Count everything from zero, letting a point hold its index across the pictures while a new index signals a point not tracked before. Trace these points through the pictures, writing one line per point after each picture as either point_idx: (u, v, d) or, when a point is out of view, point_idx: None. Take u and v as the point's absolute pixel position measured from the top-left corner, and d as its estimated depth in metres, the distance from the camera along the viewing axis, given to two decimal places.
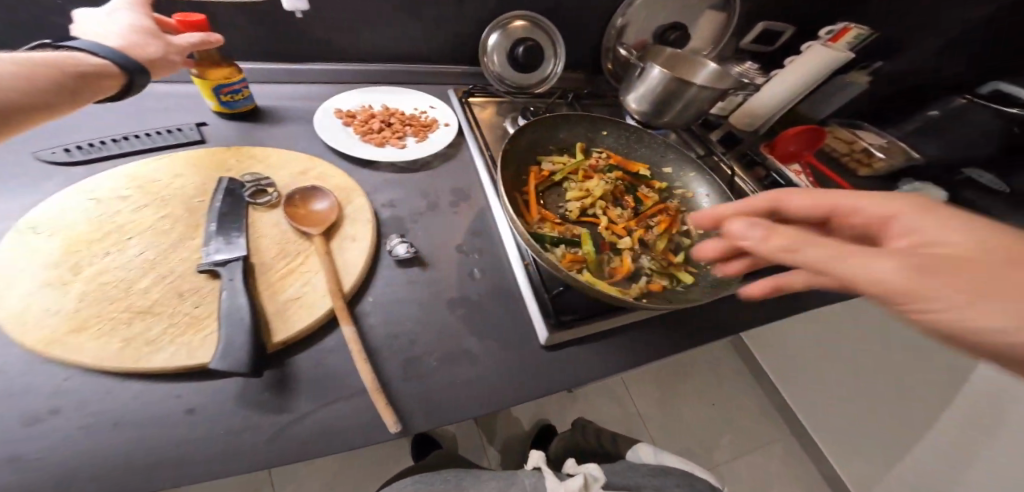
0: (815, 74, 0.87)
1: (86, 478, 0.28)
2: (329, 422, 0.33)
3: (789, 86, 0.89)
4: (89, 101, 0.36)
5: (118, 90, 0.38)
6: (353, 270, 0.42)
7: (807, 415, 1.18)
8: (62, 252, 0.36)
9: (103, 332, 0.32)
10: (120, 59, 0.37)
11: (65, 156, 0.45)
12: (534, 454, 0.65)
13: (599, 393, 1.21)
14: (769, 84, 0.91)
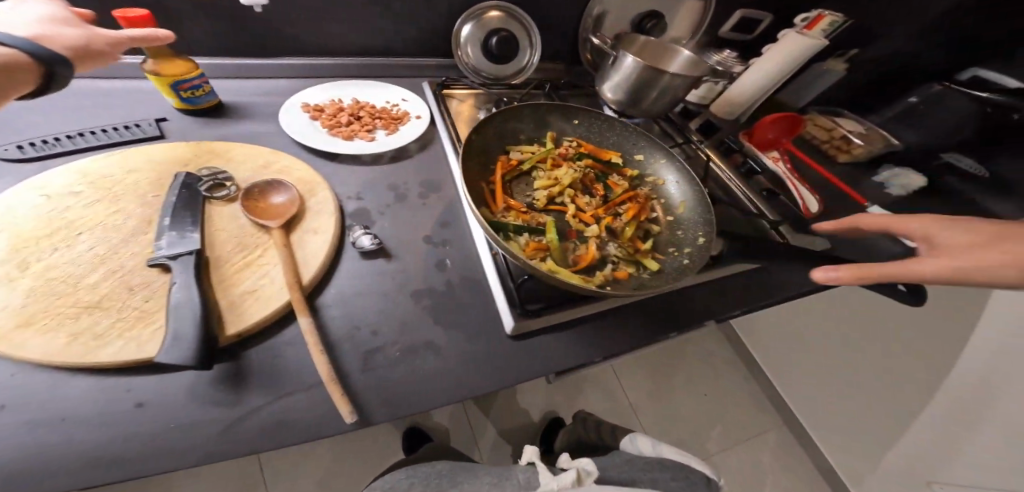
0: (792, 62, 0.87)
1: (28, 473, 0.27)
2: (285, 414, 0.33)
3: (766, 74, 0.89)
4: (13, 95, 0.36)
5: (38, 84, 0.37)
6: (313, 262, 0.42)
7: (798, 404, 1.17)
8: (10, 248, 0.35)
9: (48, 328, 0.32)
10: (37, 50, 0.36)
11: (17, 153, 0.45)
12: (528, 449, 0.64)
13: (590, 385, 1.21)
14: (748, 72, 0.91)
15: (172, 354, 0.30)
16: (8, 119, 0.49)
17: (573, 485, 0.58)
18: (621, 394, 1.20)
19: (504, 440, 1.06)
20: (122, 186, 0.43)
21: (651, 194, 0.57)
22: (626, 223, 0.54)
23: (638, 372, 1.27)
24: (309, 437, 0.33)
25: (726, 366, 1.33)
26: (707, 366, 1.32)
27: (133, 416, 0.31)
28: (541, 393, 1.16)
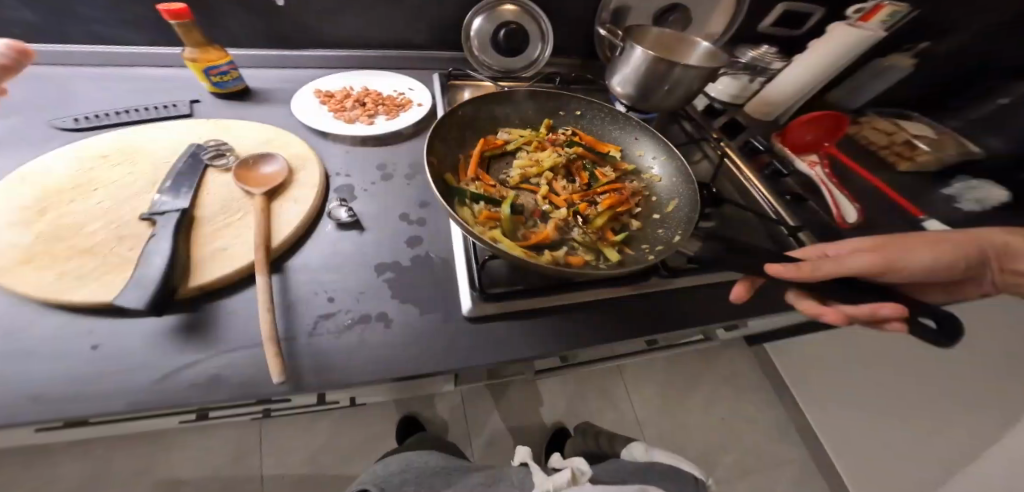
0: (841, 57, 0.79)
1: (2, 384, 0.32)
2: (218, 371, 0.35)
3: (810, 70, 0.81)
4: None
5: None
6: (287, 228, 0.45)
7: (827, 437, 1.06)
8: (36, 198, 0.42)
9: (43, 265, 0.37)
10: None
11: (72, 124, 0.53)
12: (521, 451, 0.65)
13: (599, 397, 1.16)
14: (788, 70, 0.83)
15: (129, 297, 0.34)
16: (72, 95, 0.57)
17: (568, 484, 0.58)
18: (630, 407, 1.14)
19: (500, 437, 1.06)
20: (145, 157, 0.48)
21: (639, 189, 0.56)
22: (601, 211, 0.52)
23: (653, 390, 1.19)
24: (247, 386, 0.35)
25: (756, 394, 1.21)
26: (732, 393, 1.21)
27: (97, 351, 0.35)
28: (547, 398, 1.13)
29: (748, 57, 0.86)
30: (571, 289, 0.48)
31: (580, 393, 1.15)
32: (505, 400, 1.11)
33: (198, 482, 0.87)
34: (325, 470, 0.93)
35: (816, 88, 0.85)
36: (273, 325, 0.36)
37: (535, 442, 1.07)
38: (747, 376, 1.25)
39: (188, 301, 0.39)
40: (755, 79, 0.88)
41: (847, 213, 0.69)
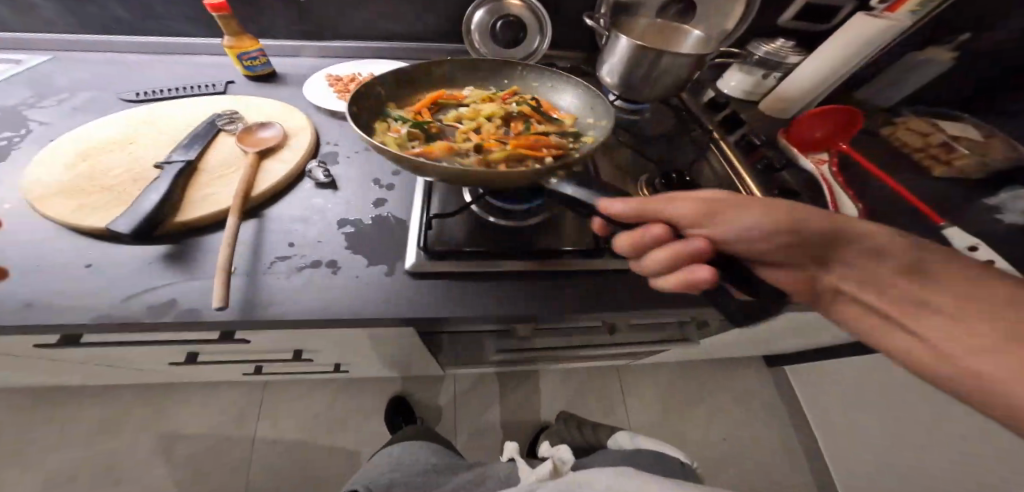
0: (863, 49, 0.73)
1: (35, 282, 0.43)
2: (179, 294, 0.44)
3: (829, 64, 0.77)
4: None
5: None
6: (268, 182, 0.52)
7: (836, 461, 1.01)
8: (94, 151, 0.55)
9: (79, 201, 0.48)
10: None
11: (136, 97, 0.65)
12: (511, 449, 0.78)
13: (595, 403, 1.13)
14: (803, 64, 0.79)
15: (120, 223, 0.45)
16: (143, 76, 0.70)
17: (552, 476, 0.68)
18: (624, 415, 1.11)
19: (487, 422, 1.10)
20: (181, 128, 0.60)
21: (564, 144, 0.56)
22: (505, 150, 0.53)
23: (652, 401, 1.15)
24: (205, 310, 0.43)
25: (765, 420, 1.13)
26: (739, 412, 1.14)
27: (93, 268, 0.44)
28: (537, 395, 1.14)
29: (762, 51, 0.81)
30: (516, 257, 0.51)
31: (573, 389, 1.16)
32: (499, 392, 1.14)
33: (217, 432, 1.00)
34: (324, 437, 1.03)
35: (837, 82, 0.79)
36: (228, 260, 0.43)
37: (523, 436, 1.08)
38: (757, 396, 1.17)
39: (181, 235, 0.48)
40: (770, 74, 0.84)
41: (848, 212, 0.64)
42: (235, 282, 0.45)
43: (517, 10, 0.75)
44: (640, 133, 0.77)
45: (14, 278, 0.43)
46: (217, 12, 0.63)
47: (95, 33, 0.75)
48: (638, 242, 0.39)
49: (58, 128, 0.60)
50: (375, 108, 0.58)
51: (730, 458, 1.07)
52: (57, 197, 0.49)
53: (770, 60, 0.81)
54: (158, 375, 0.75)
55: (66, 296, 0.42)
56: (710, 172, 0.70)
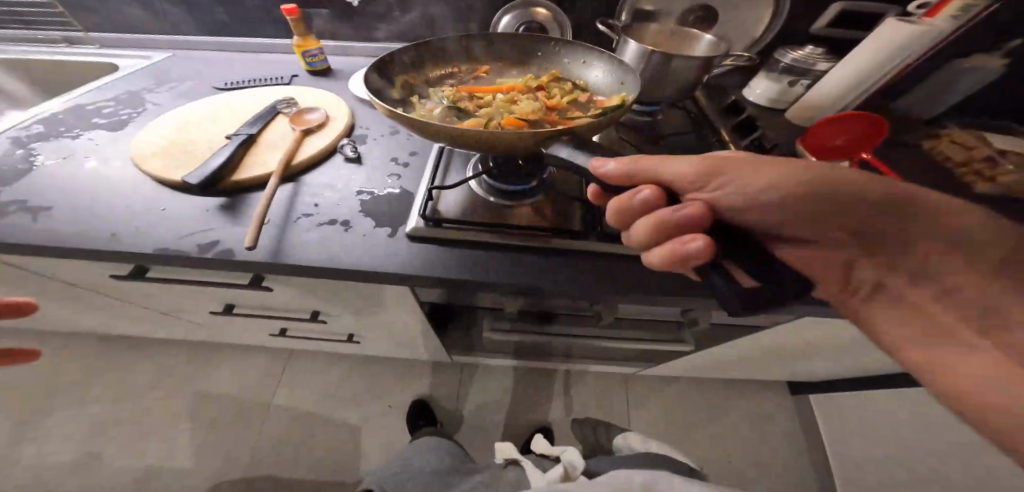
0: (893, 56, 0.70)
1: (127, 219, 0.55)
2: (224, 237, 0.54)
3: (859, 71, 0.73)
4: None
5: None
6: (308, 153, 0.63)
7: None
8: (184, 125, 0.69)
9: (167, 162, 0.61)
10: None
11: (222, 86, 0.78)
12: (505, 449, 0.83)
13: (596, 411, 1.16)
14: (831, 71, 0.77)
15: (193, 177, 0.56)
16: (228, 69, 0.84)
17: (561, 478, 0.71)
18: (626, 419, 1.15)
19: (493, 410, 1.16)
20: (253, 111, 0.72)
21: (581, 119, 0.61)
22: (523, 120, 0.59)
23: (657, 416, 1.16)
24: (238, 251, 0.53)
25: (778, 450, 1.12)
26: (748, 436, 1.14)
27: (167, 212, 0.56)
28: (542, 396, 1.18)
29: (789, 58, 0.81)
30: (507, 232, 0.56)
31: (579, 391, 1.19)
32: (502, 390, 1.19)
33: (250, 393, 1.16)
34: (345, 403, 1.15)
35: (870, 90, 0.75)
36: (263, 212, 0.53)
37: (524, 429, 1.13)
38: (771, 422, 1.16)
39: (235, 192, 0.59)
40: (798, 81, 0.83)
41: None
42: (266, 230, 0.55)
43: (544, 18, 0.80)
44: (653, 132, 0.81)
45: (116, 215, 0.56)
46: (290, 16, 0.74)
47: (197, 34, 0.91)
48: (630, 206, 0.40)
49: (165, 108, 0.75)
50: (410, 83, 0.66)
51: (732, 478, 1.07)
52: (157, 158, 0.62)
53: (797, 67, 0.80)
54: (211, 326, 0.89)
55: (153, 230, 0.54)
56: None
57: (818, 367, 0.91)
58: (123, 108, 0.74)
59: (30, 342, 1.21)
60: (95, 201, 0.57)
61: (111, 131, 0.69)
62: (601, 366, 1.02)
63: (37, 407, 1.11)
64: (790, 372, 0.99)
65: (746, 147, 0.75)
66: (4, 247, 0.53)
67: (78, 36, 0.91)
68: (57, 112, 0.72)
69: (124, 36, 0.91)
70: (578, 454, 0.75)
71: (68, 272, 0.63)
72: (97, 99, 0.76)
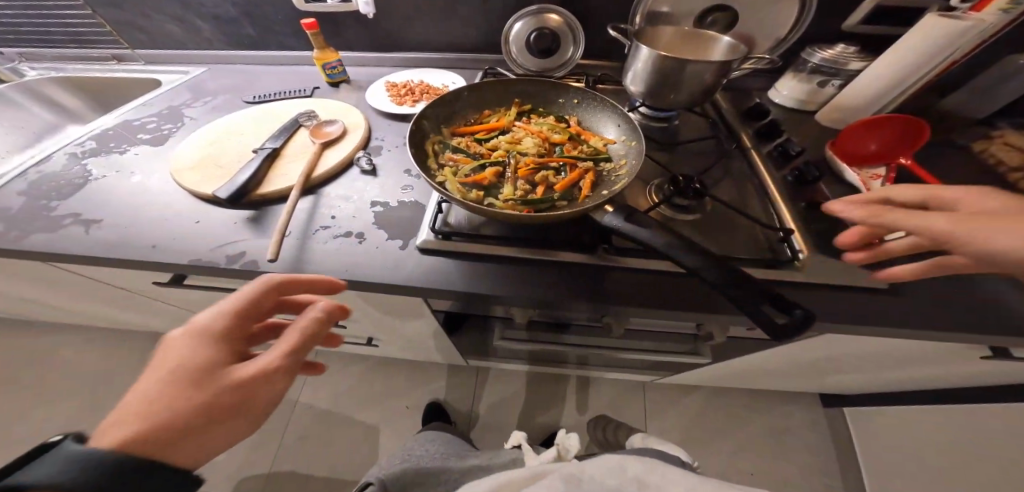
0: (938, 56, 0.66)
1: (166, 231, 0.60)
2: (250, 248, 0.58)
3: (894, 71, 0.70)
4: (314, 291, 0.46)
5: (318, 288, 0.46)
6: (326, 166, 0.66)
7: None
8: (215, 140, 0.73)
9: (201, 176, 0.66)
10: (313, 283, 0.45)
11: (250, 100, 0.83)
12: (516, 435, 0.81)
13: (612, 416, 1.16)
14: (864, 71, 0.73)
15: (221, 192, 0.60)
16: (256, 83, 0.88)
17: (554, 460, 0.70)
18: (642, 422, 1.14)
19: (506, 407, 1.18)
20: (277, 124, 0.76)
21: (593, 169, 0.61)
22: (549, 175, 0.61)
23: (675, 422, 1.14)
24: (261, 262, 0.56)
25: (803, 465, 1.07)
26: (770, 451, 1.10)
27: (200, 224, 0.61)
28: (558, 399, 1.19)
29: (817, 57, 0.78)
30: (520, 245, 0.57)
31: (594, 392, 1.20)
32: (517, 390, 1.21)
33: None
34: (367, 396, 1.21)
35: (907, 88, 0.71)
36: (284, 225, 0.56)
37: (537, 429, 1.14)
38: (795, 434, 1.11)
39: (260, 204, 0.63)
40: (829, 81, 0.80)
41: None
42: (287, 242, 0.58)
43: (556, 24, 0.80)
44: (670, 136, 0.80)
45: (155, 228, 0.60)
46: (309, 31, 0.76)
47: (229, 49, 0.95)
48: (850, 242, 0.54)
49: (200, 123, 0.80)
50: (430, 147, 0.62)
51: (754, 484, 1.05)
52: (191, 173, 0.66)
53: (827, 66, 0.77)
54: None
55: (187, 242, 0.59)
56: (732, 183, 0.70)
57: (846, 380, 0.86)
58: (164, 124, 0.80)
59: (84, 336, 1.32)
60: (138, 214, 0.62)
61: (153, 147, 0.75)
62: (616, 373, 1.00)
63: (93, 397, 1.21)
64: (818, 385, 0.94)
65: (772, 152, 0.74)
66: (60, 256, 0.58)
67: (125, 53, 0.98)
68: (108, 129, 0.79)
69: (161, 53, 0.97)
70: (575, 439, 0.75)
71: (117, 281, 0.68)
72: (142, 116, 0.82)
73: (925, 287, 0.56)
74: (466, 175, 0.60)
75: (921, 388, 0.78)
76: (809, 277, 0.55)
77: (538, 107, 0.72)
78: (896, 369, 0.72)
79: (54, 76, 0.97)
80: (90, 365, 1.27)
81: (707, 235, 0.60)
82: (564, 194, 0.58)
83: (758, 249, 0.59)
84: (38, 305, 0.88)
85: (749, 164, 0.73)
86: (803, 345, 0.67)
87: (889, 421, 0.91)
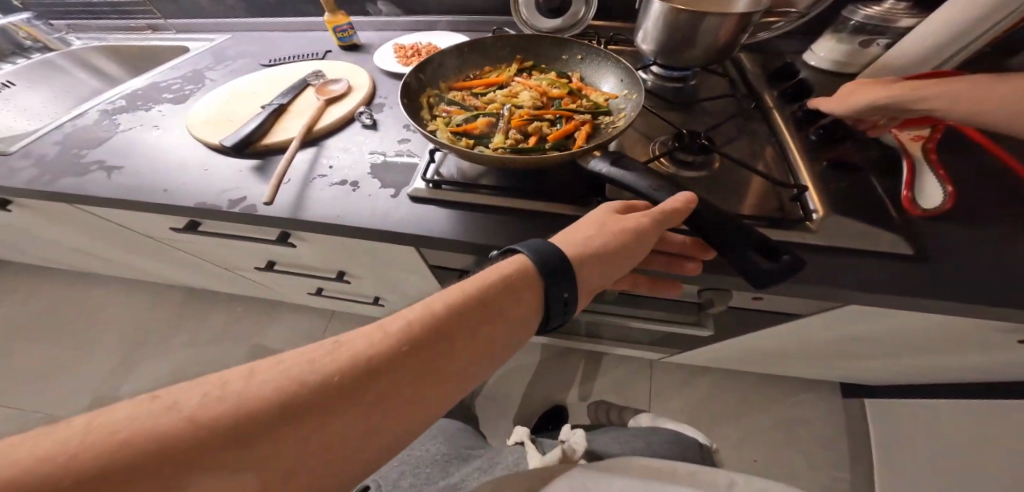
0: (993, 17, 0.59)
1: (176, 177, 0.63)
2: (251, 194, 0.60)
3: (953, 25, 0.62)
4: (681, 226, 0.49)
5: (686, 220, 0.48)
6: (328, 120, 0.67)
7: None
8: (229, 97, 0.76)
9: (213, 129, 0.69)
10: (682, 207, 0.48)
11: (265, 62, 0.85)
12: (517, 431, 0.72)
13: (617, 397, 1.13)
14: (920, 26, 0.65)
15: (228, 141, 0.63)
16: (274, 48, 0.91)
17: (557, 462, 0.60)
18: (647, 404, 1.11)
19: (508, 380, 1.18)
20: (287, 83, 0.78)
21: (590, 121, 0.59)
22: (544, 126, 0.59)
23: (681, 405, 1.10)
24: (258, 206, 0.58)
25: (819, 458, 1.01)
26: (783, 441, 1.04)
27: (208, 172, 0.63)
28: (563, 376, 1.18)
29: (861, 15, 0.72)
30: (509, 196, 0.56)
31: (599, 371, 1.17)
32: (521, 364, 1.20)
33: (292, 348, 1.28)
34: None
35: (973, 44, 0.63)
36: (283, 170, 0.58)
37: (539, 405, 1.13)
38: (811, 427, 1.05)
39: (264, 154, 0.65)
40: (875, 41, 0.73)
41: (934, 193, 0.54)
42: (286, 188, 0.59)
43: None
44: (683, 97, 0.76)
45: (169, 175, 0.64)
46: None
47: (251, 17, 0.99)
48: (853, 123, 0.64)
49: (219, 83, 0.83)
50: (425, 100, 0.62)
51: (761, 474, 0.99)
52: (205, 126, 0.70)
53: (874, 22, 0.70)
54: (254, 283, 0.99)
55: (195, 187, 0.61)
56: (745, 143, 0.66)
57: (866, 366, 0.80)
58: (187, 85, 0.84)
59: (125, 292, 1.43)
60: (155, 162, 0.66)
61: (176, 105, 0.79)
62: (622, 350, 0.97)
63: (130, 347, 1.31)
64: (840, 371, 0.87)
65: (796, 112, 0.68)
66: (84, 197, 0.63)
67: (159, 23, 1.05)
68: (137, 90, 0.84)
69: (191, 21, 1.02)
70: (582, 435, 0.63)
71: (138, 226, 0.73)
72: (169, 78, 0.86)
73: (960, 255, 0.50)
74: (458, 125, 0.60)
75: (953, 375, 0.70)
76: (822, 239, 0.51)
77: (540, 63, 0.70)
78: (923, 353, 0.66)
79: (97, 43, 1.04)
80: (131, 317, 1.37)
81: (710, 192, 0.57)
82: (559, 145, 0.57)
83: (767, 207, 0.55)
84: (82, 255, 0.97)
85: (766, 125, 0.68)
86: (819, 320, 0.61)
87: (917, 416, 0.83)
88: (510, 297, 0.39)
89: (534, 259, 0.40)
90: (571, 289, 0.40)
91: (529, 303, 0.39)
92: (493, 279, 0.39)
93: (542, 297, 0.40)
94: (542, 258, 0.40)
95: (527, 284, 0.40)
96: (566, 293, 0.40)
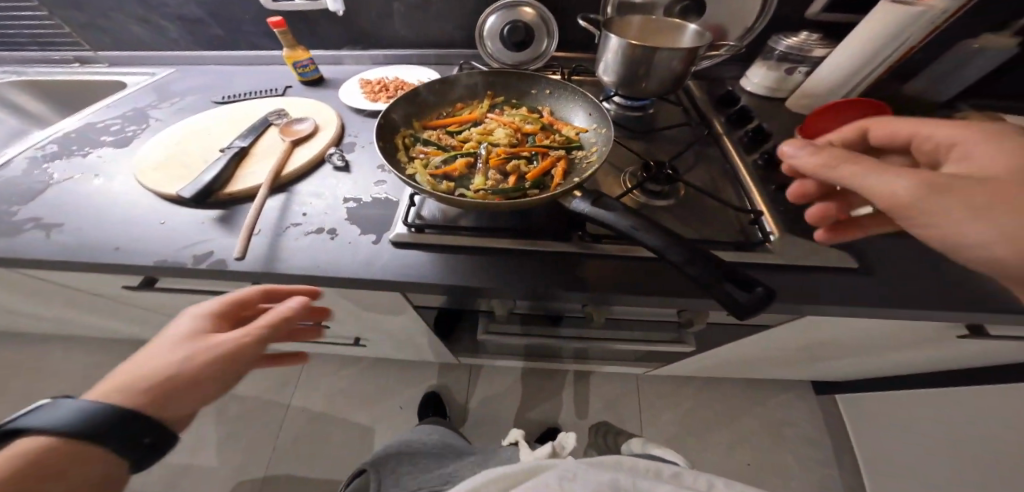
0: (887, 50, 0.69)
1: (127, 232, 0.58)
2: (215, 248, 0.56)
3: (857, 58, 0.71)
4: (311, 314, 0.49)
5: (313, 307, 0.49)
6: (297, 163, 0.65)
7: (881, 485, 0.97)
8: (180, 139, 0.72)
9: (166, 176, 0.65)
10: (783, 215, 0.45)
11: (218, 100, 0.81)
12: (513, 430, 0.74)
13: (610, 418, 1.15)
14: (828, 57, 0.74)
15: (186, 192, 0.59)
16: (226, 83, 0.86)
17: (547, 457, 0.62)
18: (638, 418, 1.14)
19: (495, 406, 1.17)
20: (245, 122, 0.75)
21: (564, 156, 0.62)
22: (521, 164, 0.61)
23: (673, 417, 1.14)
24: (228, 260, 0.55)
25: (802, 452, 1.09)
26: (769, 440, 1.11)
27: (163, 224, 0.59)
28: (552, 396, 1.19)
29: (784, 45, 0.80)
30: (493, 235, 0.57)
31: (586, 388, 1.20)
32: (510, 389, 1.20)
33: (265, 397, 1.20)
34: (353, 406, 1.18)
35: (870, 74, 0.73)
36: (252, 222, 0.55)
37: (531, 430, 1.13)
38: (795, 425, 1.13)
39: (228, 203, 0.62)
40: (796, 69, 0.82)
41: None
42: (257, 240, 0.57)
43: (528, 17, 0.80)
44: (646, 126, 0.81)
45: (117, 229, 0.59)
46: (277, 29, 0.75)
47: (198, 48, 0.94)
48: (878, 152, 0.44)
49: (167, 123, 0.78)
50: (401, 140, 0.62)
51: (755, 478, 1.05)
52: (156, 173, 0.65)
53: (791, 52, 0.79)
54: None
55: (150, 242, 0.57)
56: (704, 170, 0.71)
57: (832, 366, 0.88)
58: (128, 125, 0.78)
59: (56, 347, 1.28)
60: (101, 215, 0.60)
61: (117, 149, 0.73)
62: (603, 366, 0.99)
63: None
64: (808, 371, 0.95)
65: (744, 138, 0.75)
66: (16, 261, 0.56)
67: (88, 56, 0.97)
68: (70, 132, 0.76)
69: (127, 55, 0.95)
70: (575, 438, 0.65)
71: (86, 286, 0.66)
72: (106, 117, 0.80)
73: (901, 264, 0.56)
74: (437, 167, 0.60)
75: (909, 371, 0.79)
76: (783, 259, 0.55)
77: (511, 98, 0.72)
78: (879, 352, 0.73)
79: (14, 78, 0.94)
80: (68, 377, 1.23)
81: (680, 219, 0.61)
82: (537, 183, 0.59)
83: (730, 231, 0.60)
84: (9, 315, 0.87)
85: (721, 151, 0.74)
86: (787, 331, 0.67)
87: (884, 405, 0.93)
88: (64, 467, 0.32)
89: (76, 419, 0.32)
90: (152, 433, 0.34)
91: (93, 465, 0.33)
92: (131, 390, 0.36)
93: (104, 456, 0.33)
94: (90, 414, 0.33)
95: (81, 445, 0.33)
96: (146, 439, 0.33)
